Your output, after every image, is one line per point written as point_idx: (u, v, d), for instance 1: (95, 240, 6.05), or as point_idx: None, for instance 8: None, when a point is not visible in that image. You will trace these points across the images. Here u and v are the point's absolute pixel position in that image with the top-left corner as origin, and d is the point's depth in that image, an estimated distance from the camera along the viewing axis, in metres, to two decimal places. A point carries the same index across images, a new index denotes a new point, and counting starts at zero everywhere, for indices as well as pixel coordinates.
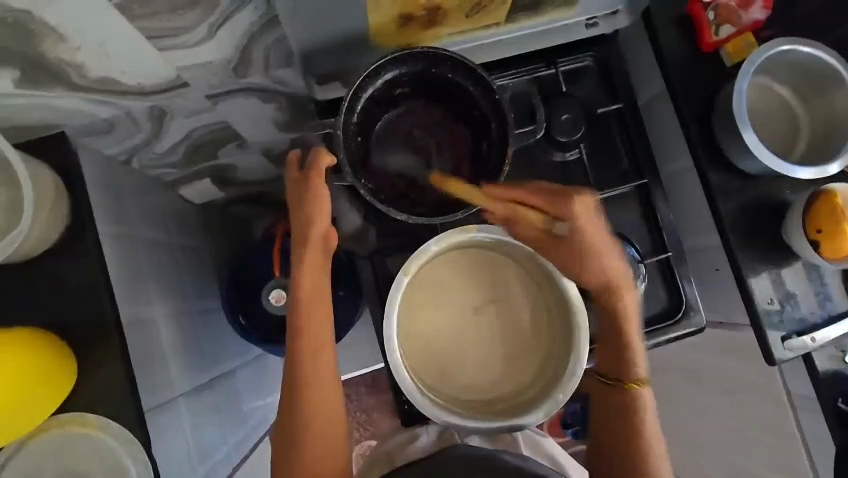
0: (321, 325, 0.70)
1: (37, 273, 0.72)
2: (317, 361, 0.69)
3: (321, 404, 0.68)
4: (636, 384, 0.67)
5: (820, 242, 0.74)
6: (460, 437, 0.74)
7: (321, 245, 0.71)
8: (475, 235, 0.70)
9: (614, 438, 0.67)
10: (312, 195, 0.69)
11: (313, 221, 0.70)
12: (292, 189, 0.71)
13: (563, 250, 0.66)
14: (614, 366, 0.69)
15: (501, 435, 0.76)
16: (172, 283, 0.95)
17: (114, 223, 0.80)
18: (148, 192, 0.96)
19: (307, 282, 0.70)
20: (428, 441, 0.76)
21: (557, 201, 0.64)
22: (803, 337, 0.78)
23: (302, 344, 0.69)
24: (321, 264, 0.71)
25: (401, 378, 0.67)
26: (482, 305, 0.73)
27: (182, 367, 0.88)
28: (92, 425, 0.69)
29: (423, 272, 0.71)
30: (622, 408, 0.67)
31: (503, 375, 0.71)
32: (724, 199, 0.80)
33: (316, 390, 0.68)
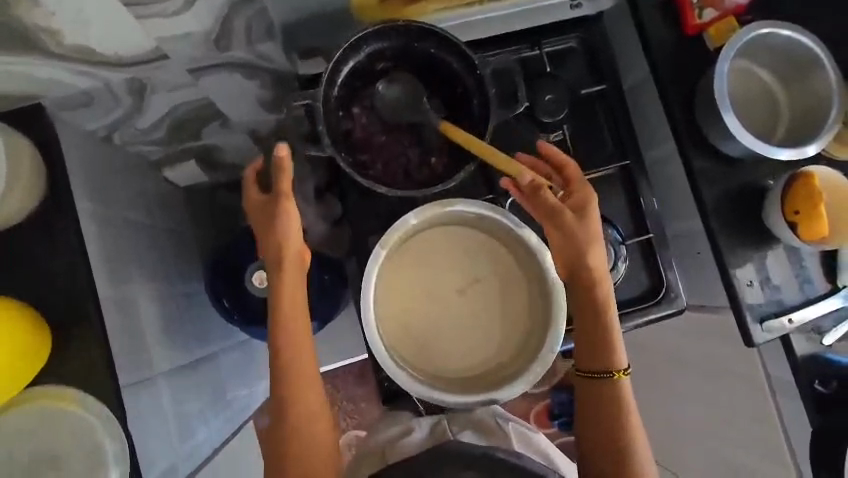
0: (301, 331, 0.72)
1: (11, 244, 0.70)
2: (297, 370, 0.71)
3: (309, 406, 0.72)
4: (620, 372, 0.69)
5: (798, 223, 0.74)
6: (449, 435, 0.75)
7: (297, 263, 0.73)
8: (455, 209, 0.69)
9: (600, 437, 0.68)
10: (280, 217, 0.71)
11: (286, 243, 0.72)
12: (257, 210, 0.73)
13: (579, 218, 0.68)
14: (594, 360, 0.70)
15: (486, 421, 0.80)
16: (154, 263, 0.94)
17: (94, 199, 0.79)
18: (130, 171, 0.95)
19: (285, 304, 0.72)
20: (421, 435, 0.77)
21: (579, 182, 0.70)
22: (780, 318, 0.79)
23: (284, 355, 0.71)
24: (298, 283, 0.73)
25: (377, 349, 0.66)
26: (464, 285, 0.72)
27: (163, 346, 0.87)
28: (69, 398, 0.67)
29: (404, 248, 0.71)
30: (608, 399, 0.69)
31: (484, 351, 0.70)
32: (707, 185, 0.80)
33: (304, 403, 0.71)
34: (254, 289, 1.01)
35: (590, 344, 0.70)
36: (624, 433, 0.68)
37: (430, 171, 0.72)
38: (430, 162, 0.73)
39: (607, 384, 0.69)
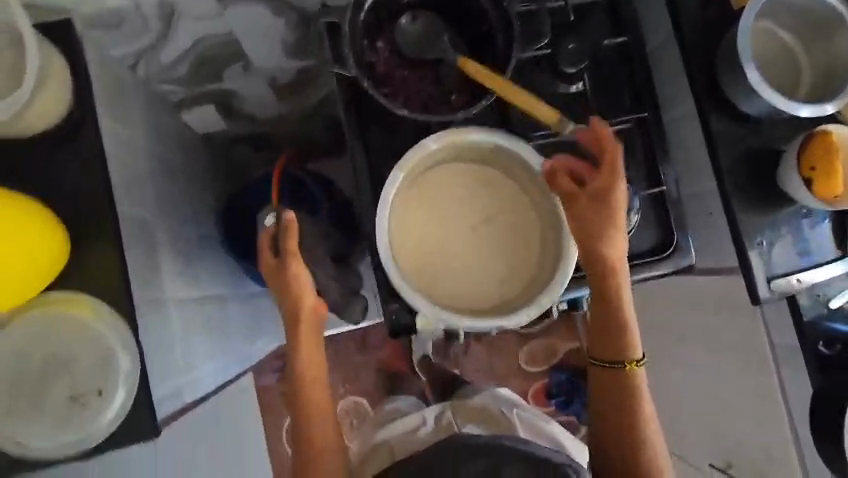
0: (317, 360, 0.83)
1: (35, 153, 0.72)
2: (311, 386, 0.83)
3: (323, 418, 0.83)
4: (634, 362, 0.72)
5: (813, 180, 0.74)
6: (456, 427, 1.02)
7: (313, 321, 0.81)
8: (472, 138, 0.68)
9: (615, 424, 0.73)
10: (295, 279, 0.78)
11: (302, 304, 0.79)
12: (271, 268, 0.79)
13: (601, 207, 0.66)
14: (609, 350, 0.72)
15: (491, 413, 1.07)
16: (171, 197, 0.96)
17: (117, 121, 0.80)
18: (152, 105, 0.97)
19: (305, 357, 0.81)
20: (429, 429, 1.02)
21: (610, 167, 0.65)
22: (789, 278, 0.79)
23: (305, 377, 0.82)
24: (314, 337, 0.82)
25: (390, 271, 0.65)
26: (479, 223, 0.72)
27: (176, 276, 0.89)
28: (82, 305, 0.69)
29: (419, 178, 0.71)
30: (622, 388, 0.73)
31: (494, 285, 0.71)
32: (724, 145, 0.81)
33: (321, 439, 0.83)
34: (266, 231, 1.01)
35: (605, 335, 0.72)
36: (636, 421, 0.72)
37: (449, 105, 0.73)
38: (449, 96, 0.73)
39: (623, 375, 0.72)
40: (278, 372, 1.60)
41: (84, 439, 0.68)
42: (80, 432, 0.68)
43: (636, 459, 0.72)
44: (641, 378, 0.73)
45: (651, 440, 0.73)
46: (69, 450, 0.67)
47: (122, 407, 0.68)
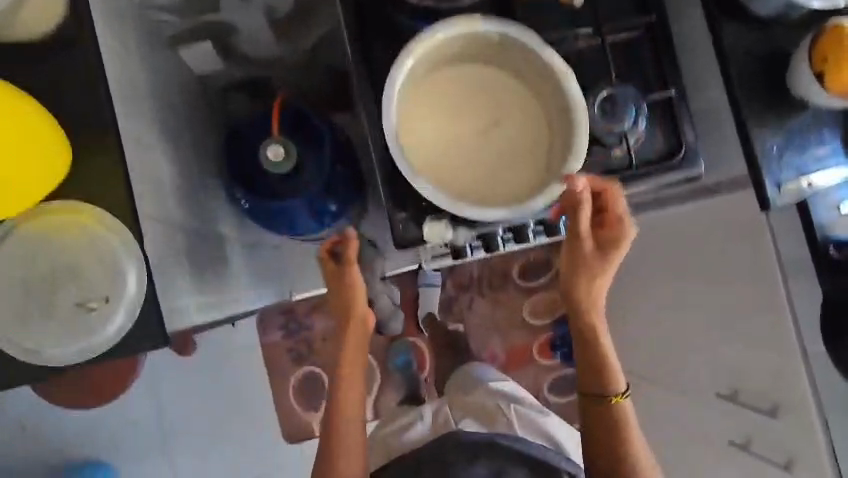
0: (356, 368, 0.94)
1: (29, 58, 0.70)
2: (349, 391, 0.94)
3: (353, 420, 0.95)
4: (618, 396, 0.82)
5: (825, 72, 0.73)
6: (452, 422, 1.10)
7: (361, 327, 0.91)
8: (478, 27, 0.65)
9: (602, 444, 0.84)
10: (351, 285, 0.89)
11: (354, 309, 0.90)
12: (331, 278, 0.89)
13: (602, 252, 0.73)
14: (596, 381, 0.81)
15: (488, 408, 1.13)
16: (169, 129, 0.95)
17: (112, 37, 0.78)
18: (147, 35, 0.95)
19: (346, 359, 0.93)
20: (423, 425, 1.11)
21: (620, 223, 0.72)
22: (799, 180, 0.78)
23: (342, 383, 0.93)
24: (360, 343, 0.92)
25: (398, 160, 0.64)
26: (489, 123, 0.69)
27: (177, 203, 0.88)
28: (85, 213, 0.69)
29: (426, 73, 0.68)
30: (609, 416, 0.82)
31: (503, 181, 0.69)
32: (733, 49, 0.79)
33: (345, 432, 0.94)
34: (268, 162, 1.01)
35: (593, 369, 0.81)
36: (622, 447, 0.82)
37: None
38: None
39: (609, 406, 0.82)
40: (283, 330, 1.55)
41: (94, 346, 0.68)
42: (89, 339, 0.68)
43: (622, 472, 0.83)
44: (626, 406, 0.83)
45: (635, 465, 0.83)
46: (79, 359, 0.68)
47: (129, 314, 0.69)
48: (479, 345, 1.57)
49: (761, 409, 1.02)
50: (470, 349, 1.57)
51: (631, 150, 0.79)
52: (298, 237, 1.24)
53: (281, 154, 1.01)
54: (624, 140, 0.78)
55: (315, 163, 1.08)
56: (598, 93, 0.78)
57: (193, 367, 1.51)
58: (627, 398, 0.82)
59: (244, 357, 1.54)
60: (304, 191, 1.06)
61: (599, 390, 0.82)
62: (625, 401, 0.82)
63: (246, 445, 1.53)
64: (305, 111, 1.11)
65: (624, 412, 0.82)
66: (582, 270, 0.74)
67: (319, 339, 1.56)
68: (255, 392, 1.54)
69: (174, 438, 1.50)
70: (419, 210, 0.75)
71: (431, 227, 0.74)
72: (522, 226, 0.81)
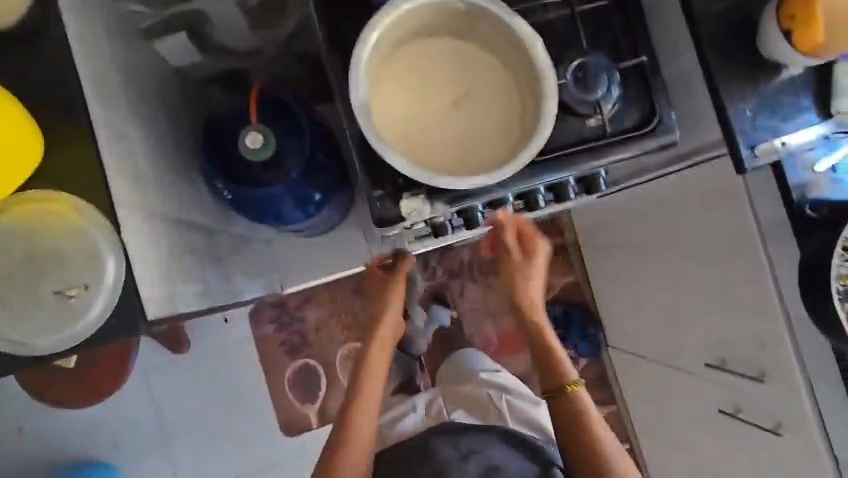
0: (380, 371, 1.01)
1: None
2: (372, 389, 0.99)
3: (368, 417, 0.98)
4: (574, 385, 0.94)
5: (794, 30, 0.73)
6: (446, 415, 1.18)
7: (392, 329, 1.02)
8: None
9: (570, 434, 0.93)
10: (390, 290, 1.02)
11: (390, 311, 1.01)
12: (382, 286, 1.04)
13: (525, 262, 0.95)
14: (552, 376, 0.95)
15: (482, 401, 1.20)
16: (147, 121, 0.94)
17: (83, 27, 0.78)
18: (121, 26, 0.94)
19: (371, 356, 1.00)
20: (414, 419, 1.19)
21: (534, 241, 0.95)
22: (773, 140, 0.79)
23: (364, 382, 0.99)
24: (387, 344, 1.02)
25: (368, 132, 0.64)
26: (458, 95, 0.69)
27: (158, 193, 0.88)
28: (61, 201, 0.69)
29: (393, 46, 0.68)
30: (571, 406, 0.93)
31: (474, 152, 0.69)
32: (702, 14, 0.79)
33: (358, 427, 0.97)
34: (246, 149, 1.02)
35: (545, 361, 0.96)
36: (592, 434, 0.92)
37: None
38: None
39: (567, 397, 0.94)
40: (276, 323, 1.55)
41: (76, 333, 0.68)
42: (71, 327, 0.68)
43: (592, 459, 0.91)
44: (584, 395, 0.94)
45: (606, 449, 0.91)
46: (62, 348, 0.68)
47: (109, 299, 0.69)
48: (472, 330, 1.59)
49: (750, 375, 1.02)
50: (463, 334, 1.59)
51: (605, 119, 0.79)
52: (284, 227, 1.24)
53: (259, 140, 1.01)
54: (598, 108, 0.78)
55: (297, 152, 1.08)
56: (571, 62, 0.78)
57: (190, 365, 1.50)
58: (583, 385, 0.95)
59: (238, 354, 1.53)
60: (287, 180, 1.06)
61: (554, 384, 0.95)
62: (581, 388, 0.93)
63: (246, 439, 1.52)
64: (284, 100, 1.11)
65: (583, 397, 0.94)
66: (514, 277, 0.95)
67: (312, 331, 1.57)
68: (253, 388, 1.53)
69: (174, 437, 1.50)
70: (397, 187, 0.76)
71: (408, 202, 0.75)
72: (501, 198, 0.82)
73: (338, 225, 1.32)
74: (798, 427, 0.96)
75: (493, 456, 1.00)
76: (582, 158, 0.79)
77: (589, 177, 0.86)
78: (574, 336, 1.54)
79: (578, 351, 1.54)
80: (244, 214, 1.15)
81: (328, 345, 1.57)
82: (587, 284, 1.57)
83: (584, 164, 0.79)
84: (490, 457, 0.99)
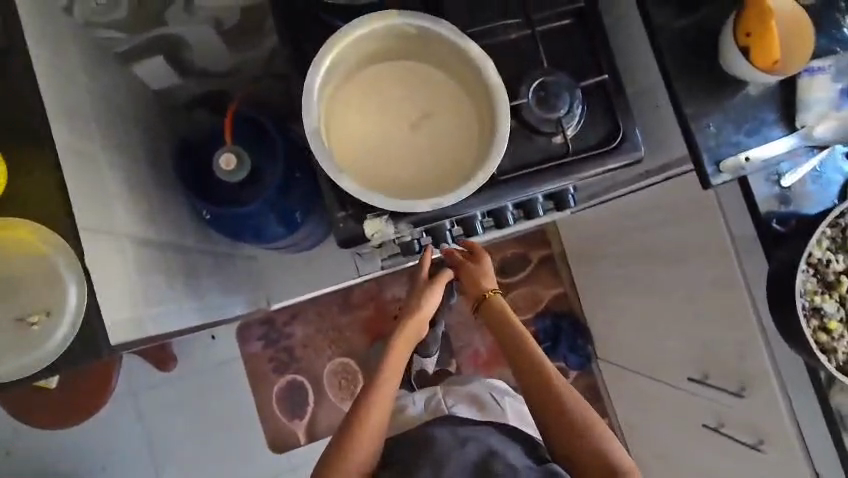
0: (396, 374, 0.82)
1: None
2: (376, 423, 0.80)
3: (361, 459, 0.79)
4: (492, 294, 0.85)
5: (751, 47, 0.74)
6: (445, 409, 0.94)
7: (415, 330, 0.84)
8: (394, 22, 0.66)
9: (526, 384, 0.81)
10: (421, 292, 0.86)
11: (419, 311, 0.84)
12: (420, 287, 0.86)
13: (471, 269, 0.86)
14: (475, 290, 0.86)
15: (483, 399, 0.97)
16: (121, 143, 0.95)
17: (53, 57, 0.80)
18: (95, 51, 0.96)
19: (393, 353, 0.82)
20: (415, 408, 0.97)
21: (479, 254, 0.87)
22: (738, 156, 0.78)
23: (378, 381, 0.81)
24: (409, 344, 0.83)
25: (322, 157, 0.65)
26: (414, 117, 0.70)
27: (131, 215, 0.90)
28: (24, 228, 0.69)
29: (348, 71, 0.69)
30: (497, 319, 0.84)
31: (431, 172, 0.69)
32: (662, 31, 0.79)
33: (366, 430, 0.79)
34: (222, 170, 1.03)
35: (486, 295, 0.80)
36: (542, 372, 0.80)
37: None
38: None
39: (545, 391, 0.79)
40: (263, 339, 1.54)
41: (40, 359, 0.69)
42: (35, 352, 0.69)
43: (590, 461, 0.77)
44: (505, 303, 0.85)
45: (571, 405, 0.79)
46: (24, 373, 0.68)
47: (72, 323, 0.69)
48: (462, 344, 1.58)
49: (731, 390, 1.01)
50: (452, 347, 1.58)
51: (569, 137, 0.79)
52: (268, 245, 1.25)
53: (234, 161, 1.03)
54: (561, 126, 0.78)
55: (274, 170, 1.09)
56: (532, 82, 0.78)
57: (181, 378, 1.50)
58: (501, 293, 0.85)
59: (224, 372, 1.53)
60: (263, 199, 1.07)
61: (477, 301, 0.86)
62: (498, 295, 0.85)
63: (234, 456, 1.51)
64: (260, 120, 1.11)
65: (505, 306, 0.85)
66: (464, 279, 0.86)
67: (300, 347, 1.56)
68: (240, 406, 1.53)
69: (161, 453, 1.49)
70: (359, 208, 0.76)
71: (372, 223, 0.75)
72: (469, 217, 0.83)
73: (321, 242, 1.34)
74: (780, 443, 0.94)
75: (492, 440, 0.83)
76: (547, 177, 0.79)
77: (557, 194, 0.85)
78: (563, 348, 1.52)
79: (567, 363, 1.52)
80: (223, 232, 1.16)
81: (316, 361, 1.56)
82: (575, 295, 1.56)
83: (549, 183, 0.79)
84: (488, 440, 0.82)
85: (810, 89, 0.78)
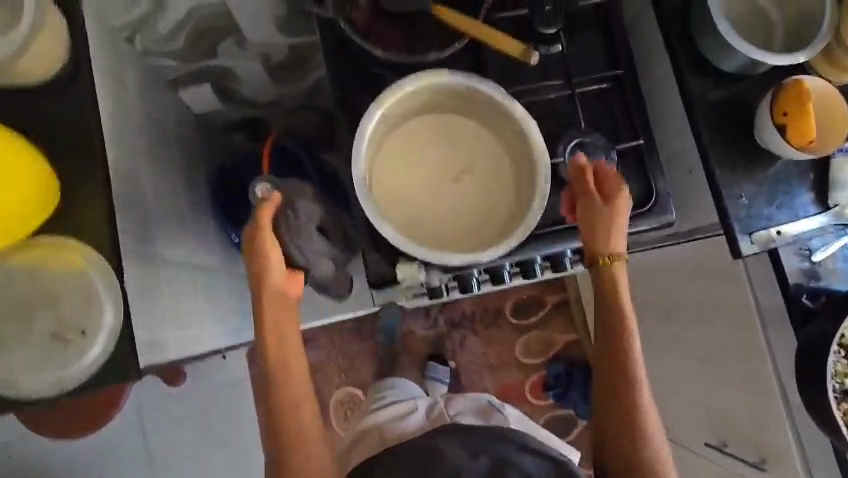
0: (292, 336, 0.81)
1: (24, 96, 0.74)
2: (304, 412, 0.79)
3: (307, 447, 0.79)
4: (608, 258, 0.78)
5: (787, 125, 0.75)
6: (448, 416, 1.06)
7: (281, 289, 0.81)
8: (445, 77, 0.68)
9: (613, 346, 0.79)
10: (255, 249, 0.79)
11: (270, 271, 0.80)
12: (249, 255, 0.80)
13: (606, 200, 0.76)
14: (598, 247, 0.78)
15: (483, 405, 1.10)
16: (163, 164, 0.99)
17: (111, 81, 0.84)
18: (149, 79, 1.00)
19: (271, 323, 0.80)
20: (421, 416, 1.07)
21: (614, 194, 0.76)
22: (768, 230, 0.79)
23: (277, 371, 0.80)
24: (282, 299, 0.81)
25: (364, 201, 0.67)
26: (455, 172, 0.73)
27: (165, 236, 0.91)
28: (67, 248, 0.71)
29: (395, 121, 0.71)
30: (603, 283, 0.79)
31: (464, 227, 0.71)
32: (699, 103, 0.81)
33: (290, 415, 0.79)
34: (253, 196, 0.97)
35: (594, 226, 0.77)
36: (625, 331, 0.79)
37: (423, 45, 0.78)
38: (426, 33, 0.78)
39: (621, 399, 0.78)
40: None
41: (71, 377, 0.70)
42: (62, 372, 0.70)
43: (621, 429, 0.77)
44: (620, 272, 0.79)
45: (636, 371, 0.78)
46: (54, 390, 0.70)
47: (105, 345, 0.70)
48: (472, 384, 1.57)
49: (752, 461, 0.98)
50: (461, 386, 1.57)
51: None
52: None
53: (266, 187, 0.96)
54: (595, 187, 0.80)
55: None
56: (569, 142, 0.81)
57: (190, 393, 1.50)
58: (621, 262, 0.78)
59: (232, 391, 1.52)
60: None
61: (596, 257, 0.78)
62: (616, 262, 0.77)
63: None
64: (295, 153, 1.15)
65: (617, 274, 0.79)
66: (596, 223, 0.77)
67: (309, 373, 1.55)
68: (244, 427, 1.51)
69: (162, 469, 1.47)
70: (393, 251, 0.77)
71: (403, 267, 0.76)
72: (497, 268, 0.84)
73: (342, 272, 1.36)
74: None
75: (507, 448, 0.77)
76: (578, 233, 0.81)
77: None
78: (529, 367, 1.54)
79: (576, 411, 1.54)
80: None
81: (324, 389, 1.55)
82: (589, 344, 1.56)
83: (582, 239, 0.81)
84: (502, 451, 0.76)
85: (844, 169, 0.79)
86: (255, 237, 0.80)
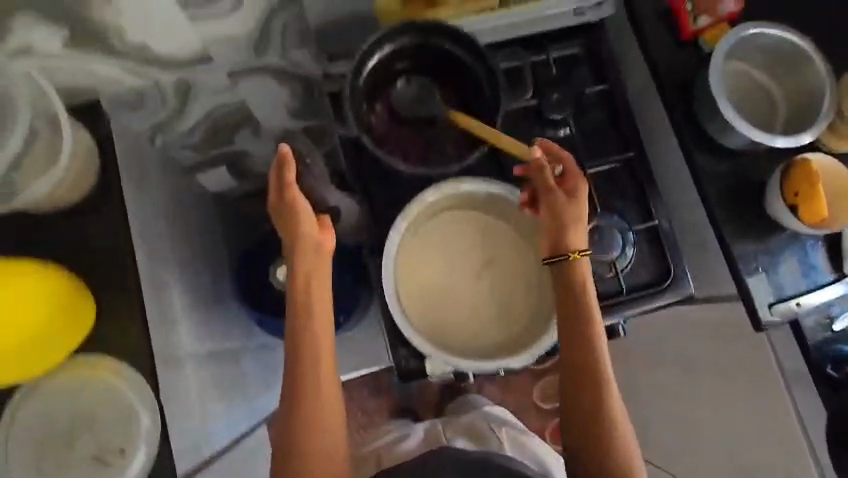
0: (323, 304, 0.75)
1: (59, 219, 0.76)
2: (328, 406, 0.73)
3: (324, 437, 0.74)
4: (578, 253, 0.71)
5: (798, 203, 0.78)
6: (443, 438, 0.97)
7: (312, 245, 0.74)
8: (465, 187, 0.79)
9: (574, 348, 0.72)
10: (290, 210, 0.72)
11: (302, 231, 0.73)
12: (278, 212, 0.73)
13: (570, 194, 0.72)
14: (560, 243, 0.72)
15: (482, 429, 1.02)
16: (186, 256, 1.00)
17: (137, 188, 0.86)
18: (169, 173, 1.02)
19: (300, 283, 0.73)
20: (416, 443, 0.98)
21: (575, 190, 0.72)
22: (788, 303, 0.81)
23: (301, 349, 0.73)
24: (318, 263, 0.74)
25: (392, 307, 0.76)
26: (480, 269, 0.81)
27: (192, 331, 0.92)
28: (105, 366, 0.73)
29: (420, 226, 0.80)
30: (569, 281, 0.72)
31: (487, 323, 0.80)
32: (709, 179, 0.84)
33: (316, 408, 0.73)
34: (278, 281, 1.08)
35: (559, 222, 0.71)
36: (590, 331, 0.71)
37: (443, 149, 0.80)
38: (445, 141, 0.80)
39: (590, 407, 0.71)
40: None
41: None
42: None
43: (593, 438, 0.71)
44: (585, 268, 0.72)
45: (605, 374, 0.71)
46: None
47: (145, 461, 0.71)
48: None
49: None
50: None
51: (621, 276, 0.82)
52: None
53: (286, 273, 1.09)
54: (615, 267, 0.82)
55: None
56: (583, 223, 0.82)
57: None
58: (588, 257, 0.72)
59: None
60: None
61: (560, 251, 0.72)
62: (584, 259, 0.71)
63: None
64: None
65: (584, 271, 0.72)
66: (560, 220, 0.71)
67: None
68: None
69: None
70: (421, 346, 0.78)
71: (431, 361, 0.77)
72: None
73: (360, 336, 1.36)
74: None
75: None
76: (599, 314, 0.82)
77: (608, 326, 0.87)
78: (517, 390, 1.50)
79: None
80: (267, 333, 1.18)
81: None
82: None
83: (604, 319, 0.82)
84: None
85: None
86: (286, 188, 0.72)
